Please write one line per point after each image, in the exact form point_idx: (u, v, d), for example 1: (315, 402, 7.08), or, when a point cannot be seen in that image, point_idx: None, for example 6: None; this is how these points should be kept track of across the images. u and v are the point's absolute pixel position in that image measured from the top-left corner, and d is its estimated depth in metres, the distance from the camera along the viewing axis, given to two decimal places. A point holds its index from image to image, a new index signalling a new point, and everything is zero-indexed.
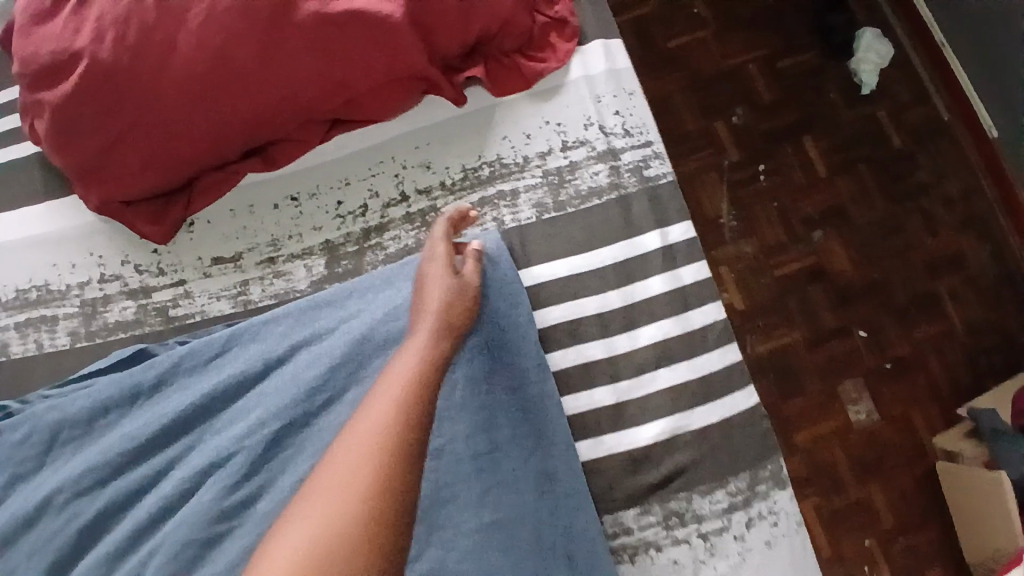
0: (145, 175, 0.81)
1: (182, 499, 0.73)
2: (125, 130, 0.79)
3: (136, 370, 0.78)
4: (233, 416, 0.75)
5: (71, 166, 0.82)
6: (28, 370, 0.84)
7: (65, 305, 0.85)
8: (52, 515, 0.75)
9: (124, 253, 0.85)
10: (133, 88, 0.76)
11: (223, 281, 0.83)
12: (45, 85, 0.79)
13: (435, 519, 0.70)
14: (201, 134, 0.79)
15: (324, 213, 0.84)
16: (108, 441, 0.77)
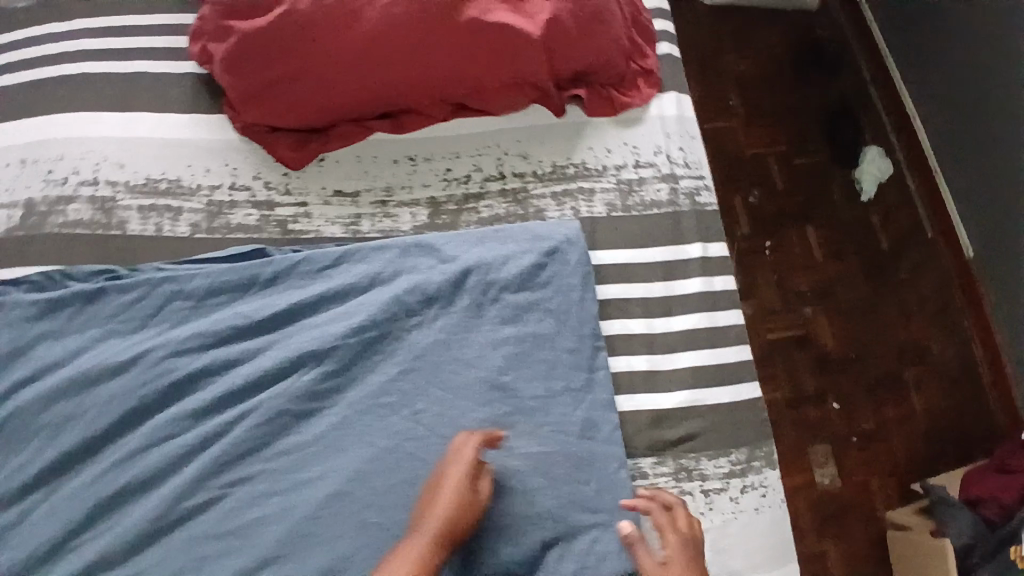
0: (297, 111, 0.97)
1: (276, 376, 0.83)
2: (294, 71, 0.95)
3: (254, 263, 0.90)
4: (330, 318, 0.87)
5: (235, 87, 0.97)
6: (141, 246, 0.95)
7: (191, 201, 0.98)
8: (149, 367, 0.84)
9: (257, 170, 0.99)
10: (314, 40, 0.93)
11: (340, 210, 0.98)
12: (239, 17, 0.96)
13: (492, 433, 0.82)
14: (355, 90, 0.97)
15: (434, 174, 1.01)
16: (216, 316, 0.87)
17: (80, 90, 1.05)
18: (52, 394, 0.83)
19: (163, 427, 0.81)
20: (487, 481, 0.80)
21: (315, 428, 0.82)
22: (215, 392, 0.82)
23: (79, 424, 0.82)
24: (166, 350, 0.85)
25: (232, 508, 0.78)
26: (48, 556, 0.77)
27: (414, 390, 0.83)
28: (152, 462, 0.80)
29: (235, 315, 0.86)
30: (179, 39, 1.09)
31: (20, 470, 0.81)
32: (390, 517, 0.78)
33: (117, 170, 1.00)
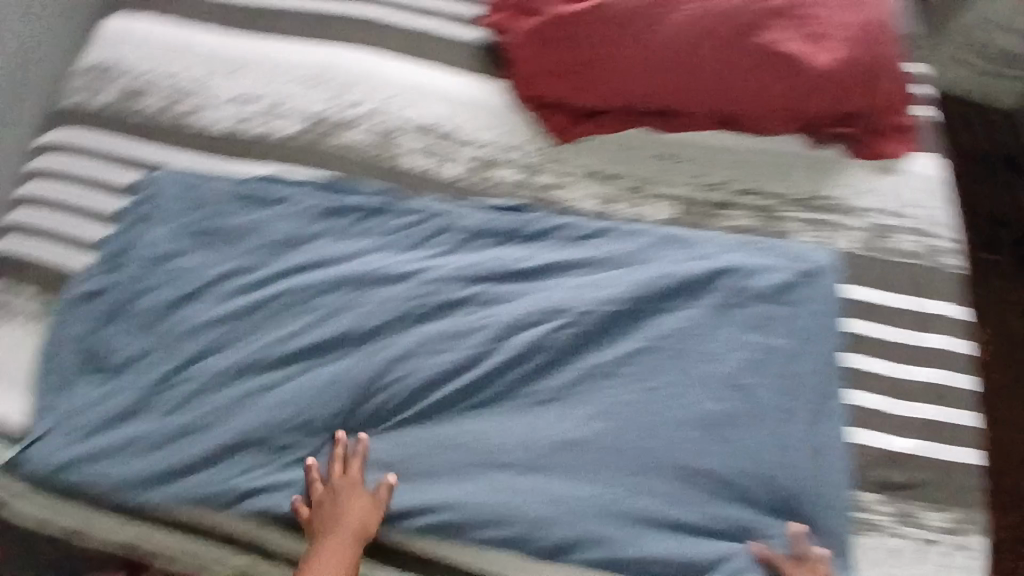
0: (579, 94, 1.05)
1: (530, 321, 0.92)
2: (590, 58, 1.04)
3: (522, 218, 0.99)
4: (585, 284, 0.94)
5: (530, 62, 1.06)
6: (412, 180, 1.04)
7: (465, 150, 1.06)
8: (417, 285, 0.93)
9: (526, 139, 1.07)
10: (616, 36, 1.03)
11: (599, 188, 1.04)
12: (553, 1, 1.07)
13: (721, 424, 0.88)
14: (638, 86, 1.04)
15: (688, 175, 1.06)
16: (478, 255, 0.96)
17: (372, 29, 1.12)
18: (329, 284, 0.93)
19: (422, 336, 0.92)
20: (709, 470, 0.86)
21: (553, 379, 0.91)
22: (474, 320, 0.92)
23: (357, 317, 0.92)
24: (439, 274, 0.94)
25: (479, 425, 0.89)
26: (309, 425, 0.88)
27: (652, 368, 0.91)
28: (415, 368, 0.91)
29: (502, 256, 0.96)
30: (469, 3, 1.16)
31: (289, 346, 0.91)
32: (614, 472, 0.87)
33: (398, 109, 1.07)
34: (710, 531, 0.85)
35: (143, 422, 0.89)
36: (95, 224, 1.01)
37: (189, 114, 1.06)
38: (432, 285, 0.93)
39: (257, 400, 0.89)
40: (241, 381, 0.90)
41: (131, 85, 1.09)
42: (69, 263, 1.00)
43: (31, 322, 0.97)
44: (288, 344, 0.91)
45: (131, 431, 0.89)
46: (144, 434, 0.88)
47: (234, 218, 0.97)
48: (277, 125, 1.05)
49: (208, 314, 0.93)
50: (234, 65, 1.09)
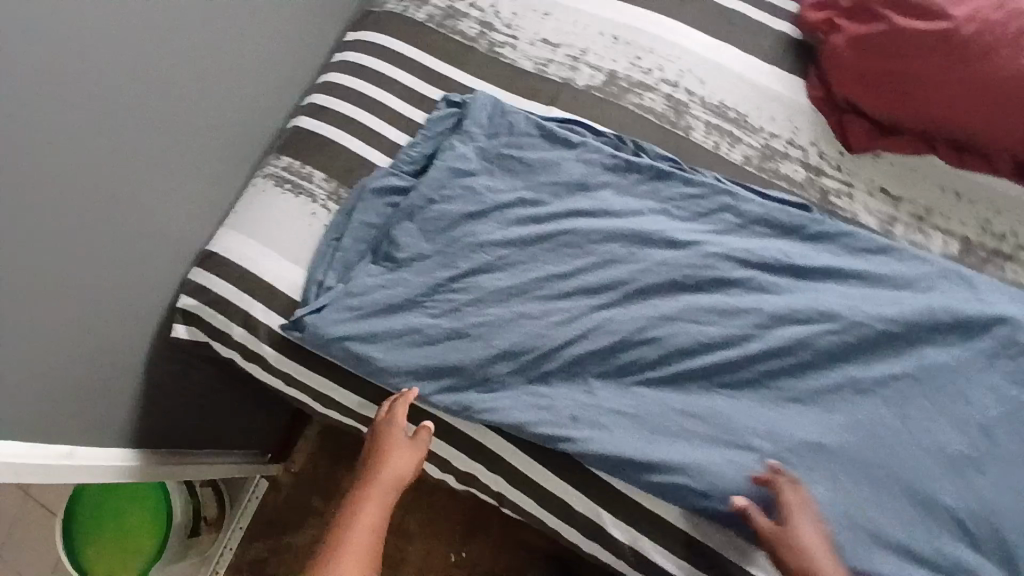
0: (890, 110, 1.01)
1: (799, 318, 0.92)
2: (919, 78, 0.98)
3: (806, 216, 0.98)
4: (872, 297, 0.94)
5: (848, 65, 1.02)
6: (695, 153, 1.05)
7: (752, 136, 1.06)
8: (700, 255, 0.94)
9: (815, 139, 1.06)
10: (960, 62, 0.95)
11: (880, 206, 1.02)
12: (897, 11, 0.98)
13: (972, 471, 0.87)
14: (959, 118, 0.97)
15: (973, 217, 1.02)
16: (764, 238, 0.96)
17: (682, 4, 1.15)
18: (611, 233, 0.96)
19: (694, 303, 0.91)
20: (948, 510, 0.86)
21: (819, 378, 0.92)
22: (744, 303, 0.92)
23: (625, 269, 0.93)
24: (717, 249, 0.94)
25: (725, 410, 0.89)
26: (572, 362, 0.90)
27: (909, 395, 0.90)
28: (684, 332, 0.90)
29: (780, 248, 0.95)
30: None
31: (567, 285, 0.93)
32: (855, 487, 0.87)
33: (698, 84, 1.09)
34: (936, 567, 0.85)
35: (430, 318, 0.92)
36: (399, 128, 1.09)
37: (499, 47, 1.14)
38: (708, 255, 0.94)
39: (528, 322, 0.91)
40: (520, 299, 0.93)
41: (444, 7, 1.16)
42: (372, 158, 1.06)
43: (330, 205, 1.04)
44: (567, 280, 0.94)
45: (416, 323, 0.92)
46: (430, 330, 0.92)
47: (537, 149, 1.02)
48: (580, 73, 1.11)
49: (497, 233, 0.97)
50: (547, 7, 1.15)
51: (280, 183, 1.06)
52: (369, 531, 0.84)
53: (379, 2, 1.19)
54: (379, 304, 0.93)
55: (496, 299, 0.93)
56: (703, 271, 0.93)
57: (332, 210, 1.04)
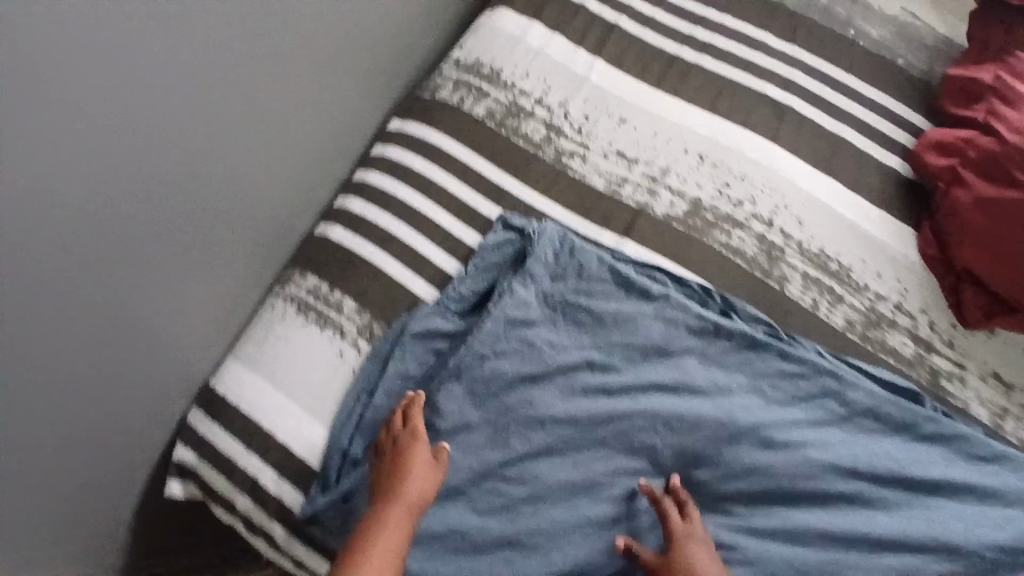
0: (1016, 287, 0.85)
1: (905, 545, 0.79)
2: None
3: (917, 411, 0.85)
4: (970, 512, 0.81)
5: (969, 229, 0.87)
6: (788, 312, 0.90)
7: (855, 296, 0.92)
8: (795, 456, 0.81)
9: (925, 304, 0.92)
10: None
11: (992, 394, 0.89)
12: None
13: None
14: None
15: None
16: (859, 433, 0.84)
17: (779, 120, 0.99)
18: (694, 420, 0.81)
19: (780, 512, 0.80)
20: None
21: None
22: (841, 522, 0.80)
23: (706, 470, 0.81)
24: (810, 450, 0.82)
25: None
26: None
27: None
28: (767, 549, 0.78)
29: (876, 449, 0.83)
30: (889, 124, 0.99)
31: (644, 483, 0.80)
32: None
33: (795, 225, 0.94)
34: None
35: (489, 509, 0.79)
36: (444, 250, 0.93)
37: (568, 156, 0.98)
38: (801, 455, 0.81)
39: (596, 530, 0.78)
40: (588, 497, 0.79)
41: (506, 102, 1.00)
42: (412, 287, 0.91)
43: (360, 343, 0.89)
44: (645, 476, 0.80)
45: (475, 511, 0.79)
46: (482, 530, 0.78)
47: (612, 299, 0.87)
48: (660, 198, 0.96)
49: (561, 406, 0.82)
50: (624, 112, 1.00)
51: (301, 309, 0.91)
52: (384, 547, 0.72)
53: (431, 87, 1.03)
54: None
55: (561, 493, 0.79)
56: (791, 477, 0.81)
57: (364, 350, 0.88)
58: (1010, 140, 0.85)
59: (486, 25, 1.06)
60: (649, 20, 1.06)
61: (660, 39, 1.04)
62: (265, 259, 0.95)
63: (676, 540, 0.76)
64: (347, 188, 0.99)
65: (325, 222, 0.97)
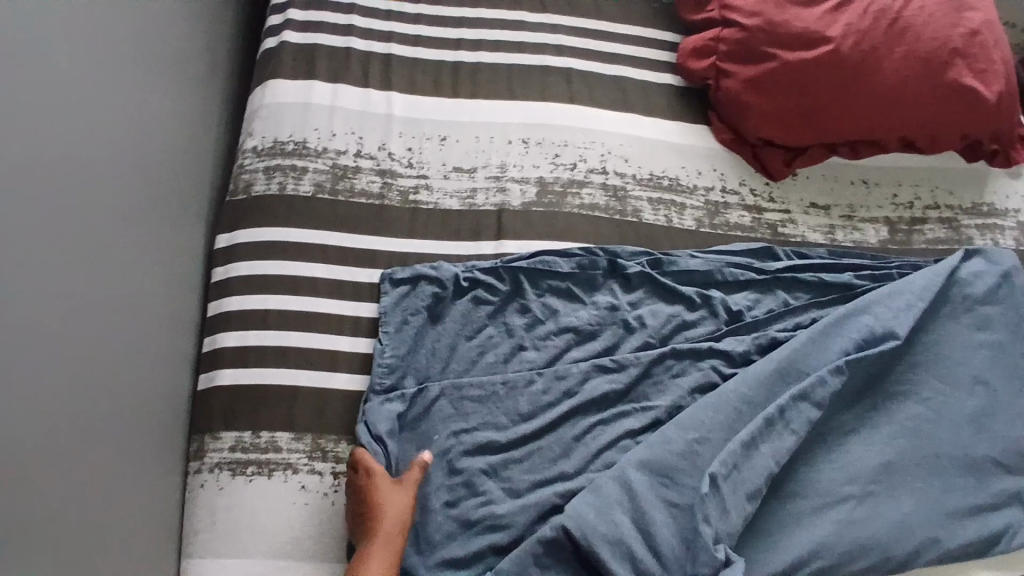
0: (793, 133, 1.05)
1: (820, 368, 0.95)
2: (810, 104, 1.03)
3: (768, 263, 1.01)
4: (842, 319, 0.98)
5: (747, 106, 1.05)
6: (656, 236, 1.02)
7: (692, 199, 1.05)
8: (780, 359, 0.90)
9: (741, 176, 1.08)
10: (841, 80, 1.01)
11: (819, 220, 1.08)
12: (782, 45, 1.02)
13: (986, 424, 0.96)
14: (848, 126, 1.05)
15: (882, 199, 1.12)
16: (822, 321, 0.95)
17: (568, 84, 1.09)
18: (640, 363, 0.90)
19: (801, 419, 0.86)
20: (988, 467, 0.94)
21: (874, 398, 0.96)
22: None
23: (685, 425, 0.85)
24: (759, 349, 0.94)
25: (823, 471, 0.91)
26: None
27: (920, 378, 0.97)
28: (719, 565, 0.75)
29: (846, 332, 0.94)
30: (649, 50, 1.14)
31: (680, 437, 0.84)
32: (913, 488, 0.91)
33: (624, 163, 1.05)
34: (998, 510, 0.92)
35: (561, 520, 0.77)
36: (348, 334, 0.90)
37: (413, 192, 0.99)
38: (788, 355, 0.91)
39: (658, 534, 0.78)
40: (638, 479, 0.80)
41: (329, 169, 0.97)
42: (336, 384, 0.87)
43: (318, 466, 0.84)
44: (678, 432, 0.84)
45: (536, 544, 0.77)
46: (555, 544, 0.77)
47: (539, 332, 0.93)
48: (511, 192, 1.01)
49: (530, 408, 0.87)
50: (440, 131, 1.03)
51: (235, 469, 0.83)
52: None
53: (242, 186, 0.96)
54: (455, 552, 0.80)
55: (614, 481, 0.80)
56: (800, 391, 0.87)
57: (325, 470, 0.83)
58: (750, 26, 1.03)
59: (265, 101, 1.00)
60: (416, 38, 1.09)
61: (434, 53, 1.08)
62: (163, 441, 0.84)
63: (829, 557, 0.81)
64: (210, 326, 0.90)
65: (209, 371, 0.88)
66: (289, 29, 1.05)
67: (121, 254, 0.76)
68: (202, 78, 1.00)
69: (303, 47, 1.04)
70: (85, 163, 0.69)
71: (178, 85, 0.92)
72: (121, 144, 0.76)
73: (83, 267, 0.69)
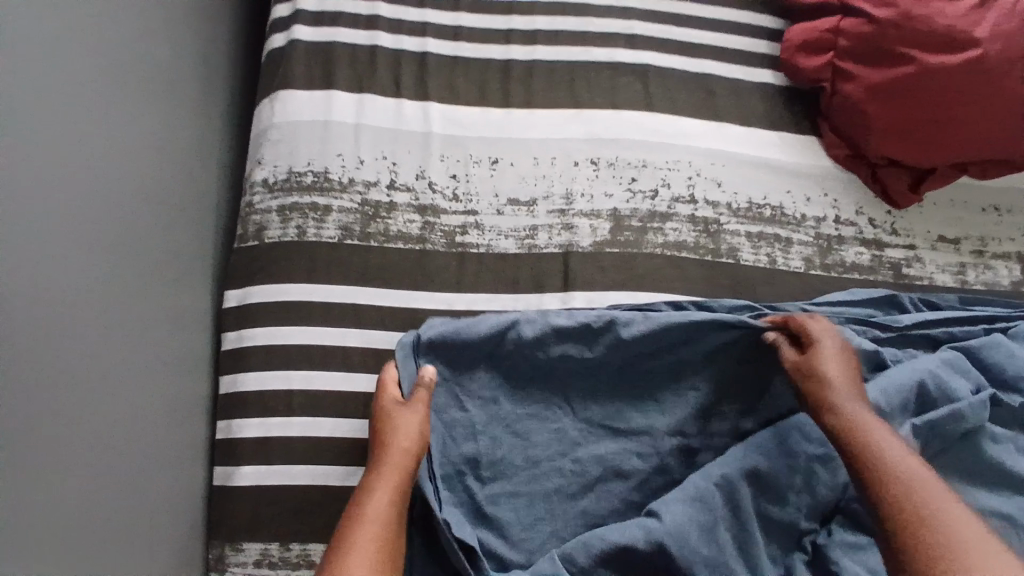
0: (922, 154, 0.84)
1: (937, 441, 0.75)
2: (948, 121, 0.81)
3: (891, 317, 0.82)
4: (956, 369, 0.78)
5: (868, 119, 0.84)
6: (755, 281, 0.83)
7: (800, 232, 0.86)
8: (892, 396, 0.73)
9: (859, 203, 0.88)
10: (990, 92, 0.79)
11: (948, 257, 0.89)
12: (917, 45, 0.80)
13: None
14: (991, 147, 0.83)
15: (1019, 229, 0.92)
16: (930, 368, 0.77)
17: (645, 85, 0.89)
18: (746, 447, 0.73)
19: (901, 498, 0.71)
20: None
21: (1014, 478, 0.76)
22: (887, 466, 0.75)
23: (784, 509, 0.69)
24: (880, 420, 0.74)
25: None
26: None
27: None
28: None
29: (967, 374, 0.78)
30: (743, 40, 0.92)
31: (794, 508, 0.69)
32: None
33: (716, 189, 0.86)
34: None
35: (657, 529, 0.65)
36: None
37: (460, 233, 0.81)
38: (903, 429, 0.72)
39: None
40: (745, 493, 0.68)
41: (357, 207, 0.79)
42: None
43: None
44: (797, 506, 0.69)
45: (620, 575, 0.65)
46: (644, 559, 0.65)
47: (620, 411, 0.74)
48: (579, 230, 0.83)
49: (630, 504, 0.71)
50: (491, 152, 0.84)
51: None
52: (889, 443, 0.60)
53: (252, 229, 0.78)
54: None
55: (719, 489, 0.68)
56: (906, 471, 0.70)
57: None
58: (879, 19, 0.81)
59: (274, 119, 0.80)
60: (456, 30, 0.87)
61: (479, 49, 0.87)
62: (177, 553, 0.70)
63: (817, 362, 0.70)
64: (223, 408, 0.75)
65: (225, 466, 0.72)
66: (301, 23, 0.84)
67: (111, 347, 0.60)
68: (200, 85, 0.80)
69: (318, 46, 0.84)
70: (44, 238, 0.50)
71: (169, 102, 0.72)
72: (98, 204, 0.58)
73: (58, 386, 0.52)
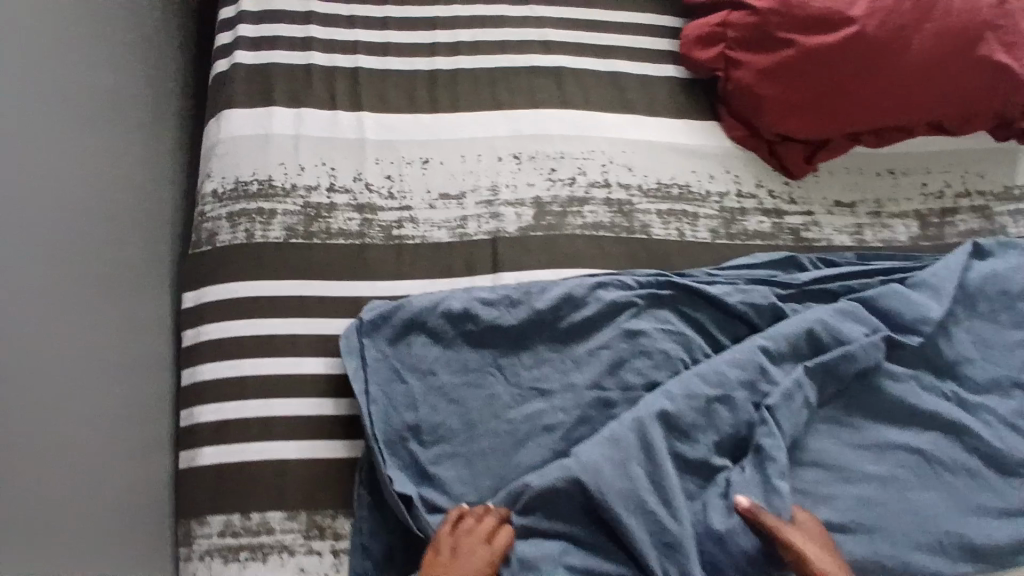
0: (811, 125, 0.94)
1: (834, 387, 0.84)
2: (825, 92, 0.92)
3: (791, 275, 0.91)
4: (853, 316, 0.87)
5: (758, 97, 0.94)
6: (667, 253, 0.92)
7: (706, 207, 0.95)
8: (779, 340, 0.83)
9: (758, 178, 0.98)
10: (856, 63, 0.90)
11: (845, 220, 0.99)
12: (788, 30, 0.91)
13: None
14: (872, 113, 0.93)
15: (911, 188, 1.02)
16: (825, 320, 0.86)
17: (560, 84, 0.98)
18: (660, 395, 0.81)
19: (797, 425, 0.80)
20: None
21: (907, 405, 0.85)
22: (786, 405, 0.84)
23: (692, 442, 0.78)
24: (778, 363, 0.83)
25: (824, 446, 0.82)
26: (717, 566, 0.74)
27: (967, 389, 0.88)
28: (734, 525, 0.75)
29: (860, 320, 0.87)
30: (646, 39, 1.03)
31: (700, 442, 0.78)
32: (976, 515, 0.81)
33: (627, 173, 0.95)
34: None
35: (573, 466, 0.73)
36: (336, 396, 0.81)
37: (397, 227, 0.89)
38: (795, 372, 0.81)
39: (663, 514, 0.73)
40: (658, 433, 0.75)
41: (300, 209, 0.87)
42: (327, 453, 0.79)
43: (316, 545, 0.76)
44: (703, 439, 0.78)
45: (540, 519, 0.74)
46: (565, 496, 0.73)
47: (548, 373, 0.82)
48: (505, 217, 0.91)
49: (559, 454, 0.78)
50: (421, 153, 0.92)
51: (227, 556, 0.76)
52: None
53: (205, 235, 0.86)
54: None
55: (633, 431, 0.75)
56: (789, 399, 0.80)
57: (324, 550, 0.76)
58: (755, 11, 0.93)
59: (221, 135, 0.89)
60: (385, 46, 0.97)
61: (407, 62, 0.96)
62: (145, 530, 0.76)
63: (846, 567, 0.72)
64: (185, 398, 0.82)
65: (189, 449, 0.79)
66: (242, 48, 0.93)
67: (66, 338, 0.67)
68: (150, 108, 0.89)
69: (258, 67, 0.93)
70: None
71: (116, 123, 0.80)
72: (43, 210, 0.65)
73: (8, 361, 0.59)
